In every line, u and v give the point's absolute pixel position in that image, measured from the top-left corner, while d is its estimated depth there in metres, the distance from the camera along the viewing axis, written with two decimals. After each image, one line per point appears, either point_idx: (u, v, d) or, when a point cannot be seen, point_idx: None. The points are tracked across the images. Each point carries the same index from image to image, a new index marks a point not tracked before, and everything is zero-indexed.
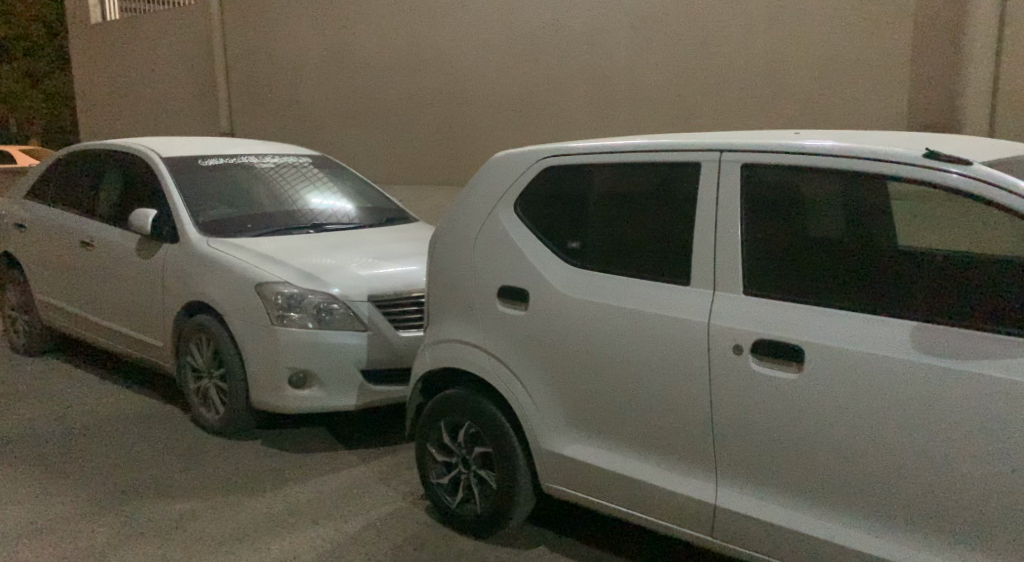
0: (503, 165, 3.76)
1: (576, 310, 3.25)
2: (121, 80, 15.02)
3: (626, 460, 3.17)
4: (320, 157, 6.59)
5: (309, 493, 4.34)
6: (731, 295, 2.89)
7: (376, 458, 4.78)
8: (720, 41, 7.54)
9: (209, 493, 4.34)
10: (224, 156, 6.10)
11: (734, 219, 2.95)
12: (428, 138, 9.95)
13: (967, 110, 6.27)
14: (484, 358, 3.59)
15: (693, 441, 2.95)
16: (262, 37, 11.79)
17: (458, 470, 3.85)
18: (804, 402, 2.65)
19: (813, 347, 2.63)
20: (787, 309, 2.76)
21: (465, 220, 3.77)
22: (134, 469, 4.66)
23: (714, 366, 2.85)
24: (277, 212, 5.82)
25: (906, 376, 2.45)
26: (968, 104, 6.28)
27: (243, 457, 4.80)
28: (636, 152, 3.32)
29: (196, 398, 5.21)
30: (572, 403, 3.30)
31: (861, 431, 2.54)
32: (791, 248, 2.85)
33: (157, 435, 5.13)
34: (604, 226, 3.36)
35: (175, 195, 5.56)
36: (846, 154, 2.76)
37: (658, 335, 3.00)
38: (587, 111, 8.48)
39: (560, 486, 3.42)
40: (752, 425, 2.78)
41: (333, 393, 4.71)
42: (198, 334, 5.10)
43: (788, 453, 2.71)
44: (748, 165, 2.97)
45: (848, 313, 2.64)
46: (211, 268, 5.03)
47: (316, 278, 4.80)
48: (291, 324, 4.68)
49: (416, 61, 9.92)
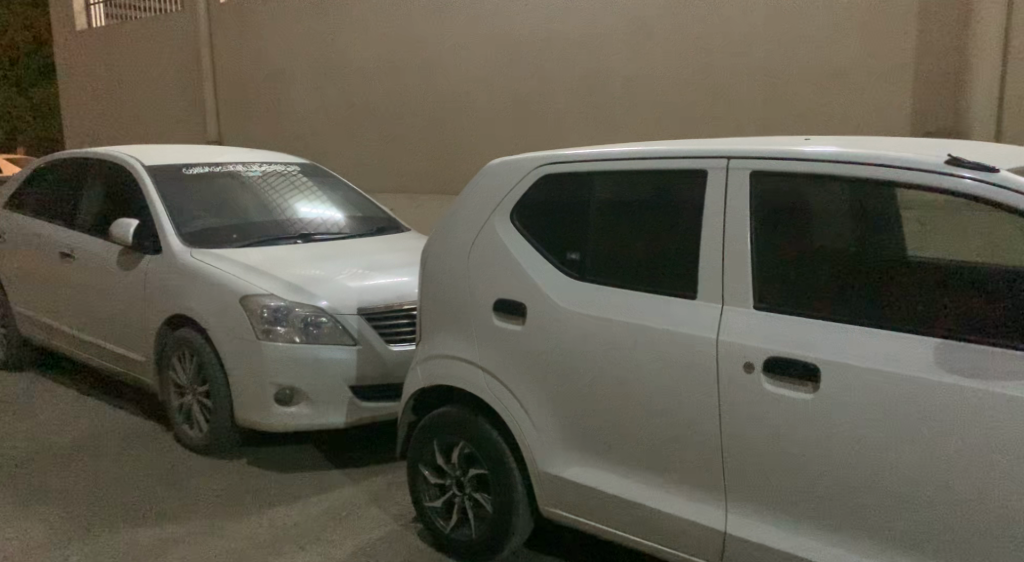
0: (499, 172, 3.60)
1: (574, 324, 3.10)
2: (108, 88, 14.79)
3: (629, 484, 3.01)
4: (309, 166, 6.42)
5: (296, 516, 4.16)
6: (741, 309, 2.74)
7: (366, 478, 4.61)
8: (718, 48, 7.43)
9: (192, 516, 4.16)
10: (209, 164, 5.93)
11: (743, 229, 2.81)
12: (420, 145, 9.79)
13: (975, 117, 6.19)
14: (479, 376, 3.43)
15: (702, 464, 2.79)
16: (251, 43, 11.61)
17: (452, 493, 3.68)
18: (819, 424, 2.49)
19: (830, 365, 2.48)
20: (800, 324, 2.61)
21: (459, 231, 3.61)
22: (114, 491, 4.47)
23: (724, 386, 2.70)
24: (265, 222, 5.65)
25: (928, 398, 2.30)
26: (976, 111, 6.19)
27: (227, 478, 4.61)
28: (638, 159, 3.17)
29: (180, 416, 5.02)
30: (572, 423, 3.15)
31: (881, 457, 2.39)
32: (804, 260, 2.71)
33: (139, 454, 4.95)
34: (604, 237, 3.21)
35: (158, 204, 5.38)
36: (860, 159, 2.61)
37: (664, 353, 2.85)
38: (583, 118, 8.35)
39: (558, 510, 3.26)
40: (763, 448, 2.63)
41: (320, 411, 4.53)
42: (180, 349, 4.92)
43: (803, 479, 2.55)
44: (758, 172, 2.82)
45: (866, 328, 2.50)
46: (195, 281, 4.85)
47: (303, 289, 4.62)
48: (277, 339, 4.50)
49: (408, 67, 9.77)
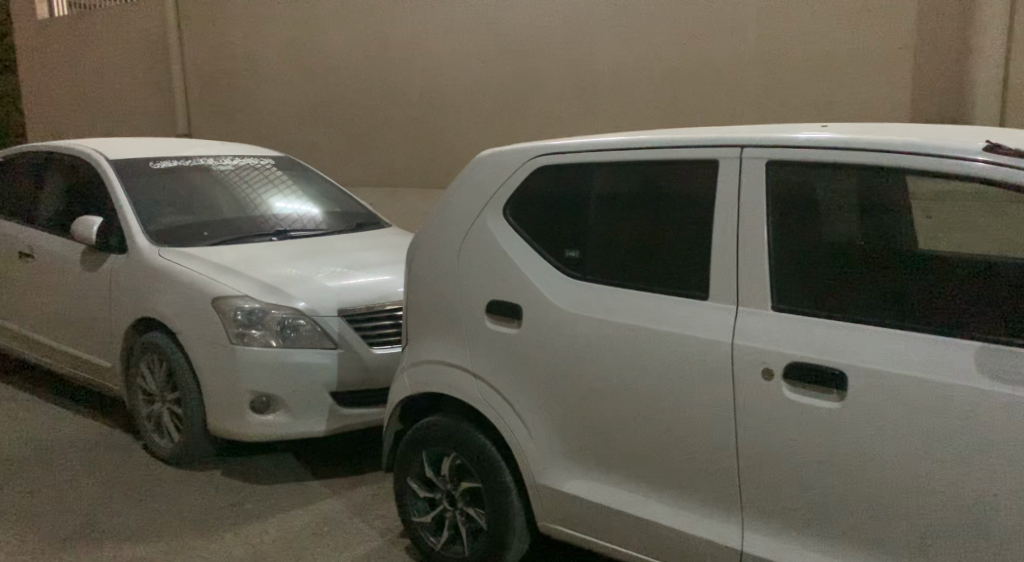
0: (490, 164, 3.37)
1: (576, 329, 2.88)
2: (72, 80, 14.29)
3: (637, 499, 2.80)
4: (284, 159, 6.15)
5: (275, 533, 3.91)
6: (757, 311, 2.54)
7: (349, 490, 4.37)
8: (710, 37, 7.27)
9: (162, 534, 3.90)
10: (178, 158, 5.65)
11: (759, 223, 2.59)
12: (400, 137, 9.52)
13: (978, 104, 6.09)
14: (472, 384, 3.21)
15: (716, 479, 2.59)
16: (221, 33, 11.23)
17: (443, 507, 3.47)
18: (844, 437, 2.30)
19: (859, 372, 2.28)
20: (822, 327, 2.42)
21: (448, 226, 3.38)
22: (77, 508, 4.18)
23: (741, 395, 2.50)
24: (238, 218, 5.37)
25: (970, 406, 2.09)
26: (980, 97, 6.09)
27: (200, 492, 4.34)
28: (640, 149, 2.96)
29: (149, 425, 4.75)
30: (572, 433, 2.93)
31: (916, 476, 2.18)
32: (824, 259, 2.52)
33: (106, 467, 4.67)
34: (605, 234, 3.00)
35: (123, 200, 5.08)
36: (884, 147, 2.41)
37: (675, 359, 2.64)
38: (569, 108, 8.14)
39: (556, 526, 3.04)
40: (780, 462, 2.43)
41: (299, 419, 4.28)
42: (149, 354, 4.65)
43: (826, 499, 2.36)
44: (774, 162, 2.60)
45: (896, 329, 2.30)
46: (164, 281, 4.58)
47: (279, 290, 4.37)
48: (251, 343, 4.24)
49: (386, 56, 9.49)
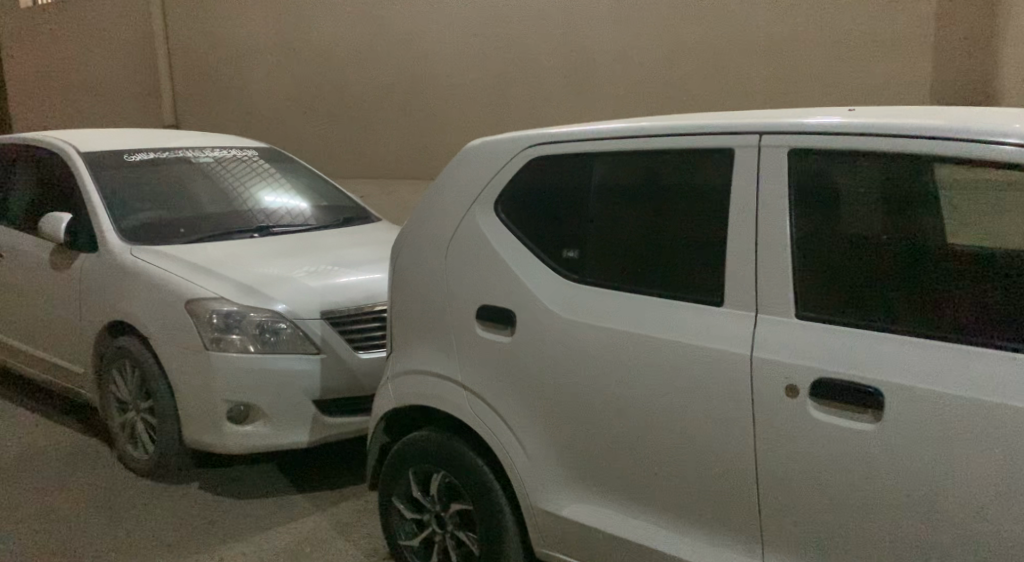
0: (480, 154, 3.08)
1: (575, 338, 2.61)
2: (55, 70, 13.93)
3: (643, 529, 2.52)
4: (270, 150, 5.85)
5: (252, 553, 3.65)
6: (778, 321, 2.26)
7: (334, 505, 4.11)
8: (717, 23, 6.98)
9: (132, 554, 3.65)
10: (156, 150, 5.35)
11: (779, 219, 2.31)
12: (392, 127, 9.21)
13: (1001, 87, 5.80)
14: (462, 396, 2.95)
15: (732, 512, 2.32)
16: (207, 21, 10.90)
17: (431, 530, 3.21)
18: (878, 469, 2.02)
19: (895, 391, 2.00)
20: (853, 338, 2.14)
21: (434, 224, 3.10)
22: (42, 525, 3.93)
23: (761, 418, 2.22)
24: (218, 214, 5.08)
25: None
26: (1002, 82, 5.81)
27: (175, 507, 4.09)
28: (644, 137, 2.67)
29: (122, 435, 4.48)
30: (572, 451, 2.66)
31: (963, 517, 1.91)
32: (851, 259, 2.23)
33: (77, 480, 4.41)
34: (607, 231, 2.72)
35: (93, 195, 4.79)
36: (923, 132, 2.11)
37: (687, 376, 2.36)
38: (567, 96, 7.84)
39: (554, 553, 2.77)
40: (804, 495, 2.16)
41: (279, 428, 4.01)
42: (121, 360, 4.38)
43: (855, 539, 2.08)
44: (795, 150, 2.31)
45: (936, 342, 2.02)
46: (136, 282, 4.30)
47: (258, 292, 4.10)
48: (229, 348, 3.97)
49: (378, 43, 9.17)
